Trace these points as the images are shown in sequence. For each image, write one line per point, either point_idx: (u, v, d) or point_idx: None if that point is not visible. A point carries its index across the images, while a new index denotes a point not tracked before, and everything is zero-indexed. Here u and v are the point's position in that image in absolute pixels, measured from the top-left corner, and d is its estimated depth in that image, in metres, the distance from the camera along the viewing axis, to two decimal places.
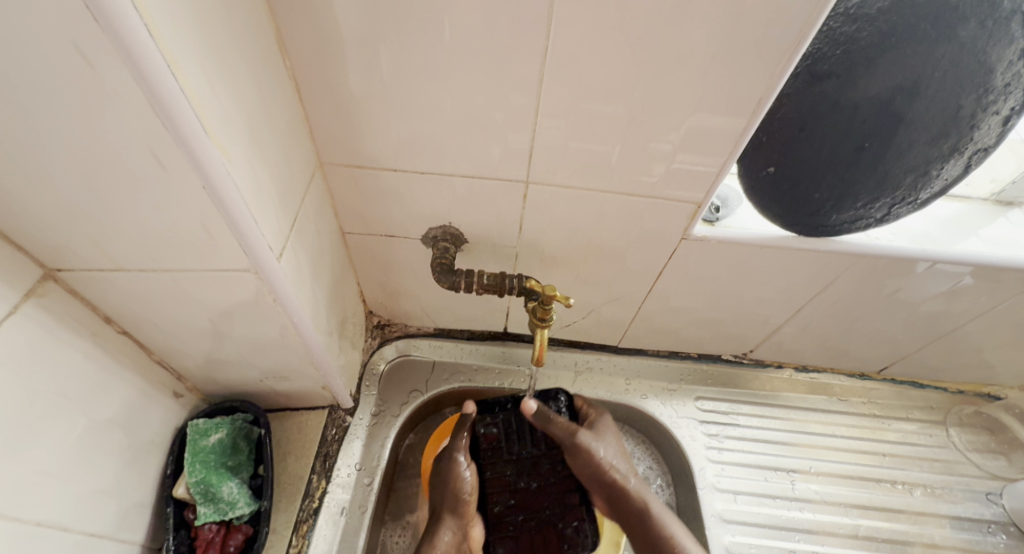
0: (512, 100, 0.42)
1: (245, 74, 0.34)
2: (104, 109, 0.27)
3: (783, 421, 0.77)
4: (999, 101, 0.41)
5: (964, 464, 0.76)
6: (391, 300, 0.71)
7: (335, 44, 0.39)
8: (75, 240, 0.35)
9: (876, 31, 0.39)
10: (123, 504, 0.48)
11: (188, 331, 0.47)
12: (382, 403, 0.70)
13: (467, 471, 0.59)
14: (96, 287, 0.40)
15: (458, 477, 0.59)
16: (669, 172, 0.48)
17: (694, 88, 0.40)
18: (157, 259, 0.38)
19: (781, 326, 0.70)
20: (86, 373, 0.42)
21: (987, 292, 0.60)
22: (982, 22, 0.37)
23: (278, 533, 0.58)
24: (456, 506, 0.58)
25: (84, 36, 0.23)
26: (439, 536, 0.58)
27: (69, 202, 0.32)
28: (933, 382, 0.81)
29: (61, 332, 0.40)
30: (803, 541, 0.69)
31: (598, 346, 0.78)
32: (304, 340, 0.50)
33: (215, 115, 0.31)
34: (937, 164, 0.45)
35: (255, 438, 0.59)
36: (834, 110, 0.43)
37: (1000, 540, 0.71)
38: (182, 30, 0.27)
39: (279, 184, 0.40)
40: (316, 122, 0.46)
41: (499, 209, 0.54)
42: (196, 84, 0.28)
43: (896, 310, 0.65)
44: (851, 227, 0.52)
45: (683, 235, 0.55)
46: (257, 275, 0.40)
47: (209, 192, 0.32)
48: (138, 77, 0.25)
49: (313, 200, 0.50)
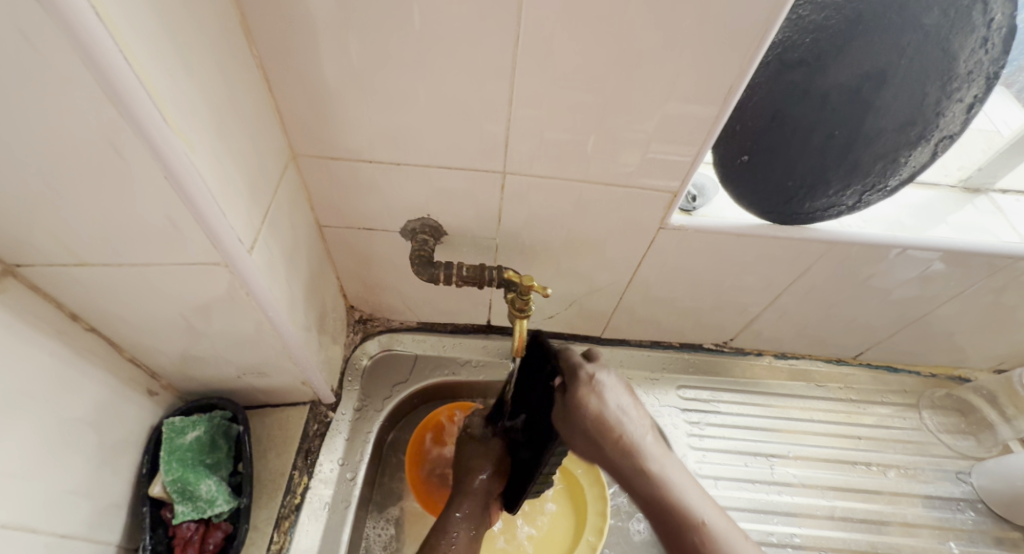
0: (486, 90, 0.42)
1: (208, 63, 0.33)
2: (56, 99, 0.26)
3: (763, 407, 0.79)
4: (962, 89, 0.42)
5: (935, 445, 0.79)
6: (371, 294, 0.70)
7: (303, 33, 0.38)
8: (36, 236, 0.35)
9: (844, 19, 0.40)
10: (97, 504, 0.47)
11: (159, 328, 0.46)
12: (365, 398, 0.70)
13: (484, 475, 0.63)
14: (60, 283, 0.39)
15: (474, 478, 0.63)
16: (645, 162, 0.48)
17: (665, 78, 0.40)
18: (123, 254, 0.37)
19: (759, 314, 0.71)
20: (49, 370, 0.41)
21: (956, 277, 0.62)
22: (945, 10, 0.38)
23: (259, 530, 0.57)
24: (468, 494, 0.62)
25: (28, 21, 0.23)
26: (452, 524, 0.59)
27: (26, 195, 0.31)
28: (907, 366, 0.84)
29: (23, 329, 0.39)
30: (782, 523, 0.70)
31: (581, 337, 0.79)
32: (280, 334, 0.50)
33: (176, 106, 0.30)
34: (905, 151, 0.46)
35: (234, 436, 0.58)
36: (805, 98, 0.43)
37: (969, 517, 0.73)
38: (139, 18, 0.26)
39: (248, 176, 0.40)
40: (287, 113, 0.45)
41: (478, 202, 0.54)
42: (153, 74, 0.27)
43: (870, 296, 0.66)
44: (824, 214, 0.53)
45: (660, 224, 0.55)
46: (228, 269, 0.39)
47: (173, 184, 0.32)
48: (90, 67, 0.24)
49: (287, 193, 0.49)
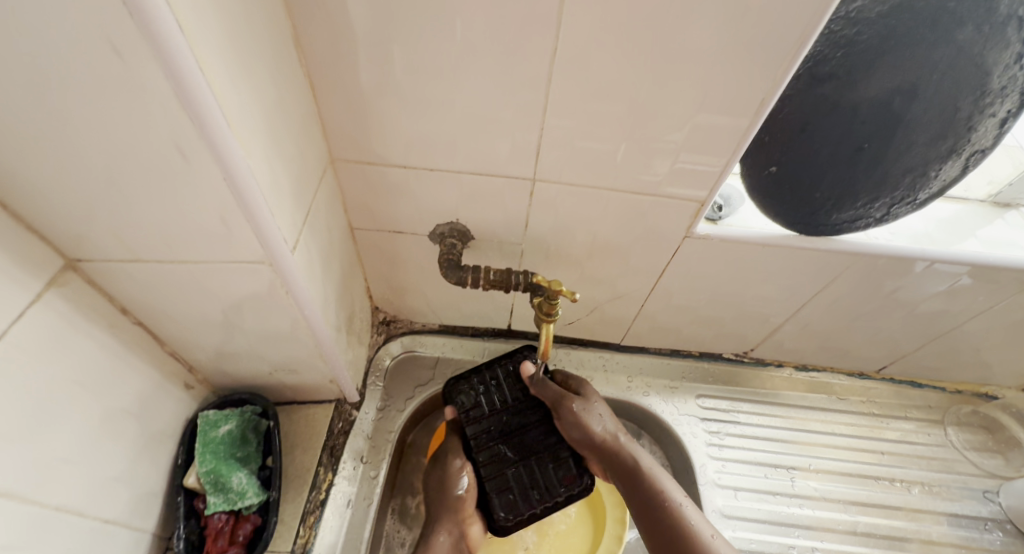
0: (521, 99, 0.43)
1: (263, 70, 0.35)
2: (133, 104, 0.28)
3: (783, 419, 0.78)
4: (996, 105, 0.42)
5: (962, 463, 0.77)
6: (396, 296, 0.72)
7: (349, 42, 0.40)
8: (98, 231, 0.37)
9: (876, 34, 0.40)
10: (136, 491, 0.49)
11: (201, 322, 0.48)
12: (387, 398, 0.71)
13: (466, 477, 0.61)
14: (114, 277, 0.41)
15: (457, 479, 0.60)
16: (673, 171, 0.49)
17: (697, 89, 0.41)
18: (175, 251, 0.39)
19: (781, 325, 0.71)
20: (98, 362, 0.43)
21: (985, 292, 0.61)
22: (979, 26, 0.38)
23: (285, 523, 0.59)
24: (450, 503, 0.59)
25: (117, 31, 0.24)
26: (436, 536, 0.58)
27: (93, 191, 0.33)
28: (932, 382, 0.82)
29: (79, 321, 0.41)
30: (803, 536, 0.69)
31: (600, 344, 0.79)
32: (314, 333, 0.51)
33: (237, 111, 0.32)
34: (935, 165, 0.46)
35: (264, 430, 0.60)
36: (836, 110, 0.44)
37: (996, 538, 0.72)
38: (208, 28, 0.28)
39: (293, 180, 0.41)
40: (328, 120, 0.47)
41: (507, 207, 0.55)
42: (219, 81, 0.29)
43: (896, 309, 0.66)
44: (851, 226, 0.53)
45: (686, 233, 0.56)
46: (272, 268, 0.41)
47: (230, 186, 0.33)
48: (166, 73, 0.26)
49: (325, 196, 0.51)
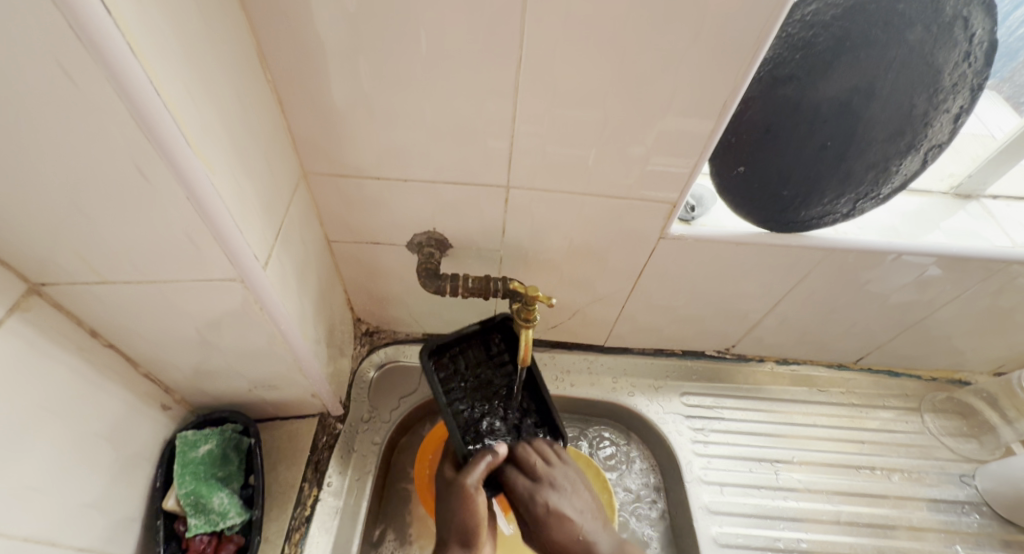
0: (490, 109, 0.44)
1: (224, 86, 0.35)
2: (92, 127, 0.28)
3: (767, 413, 0.79)
4: (948, 101, 0.43)
5: (938, 449, 0.79)
6: (378, 306, 0.72)
7: (316, 56, 0.40)
8: (61, 255, 0.36)
9: (831, 36, 0.41)
10: (113, 517, 0.48)
11: (175, 342, 0.47)
12: (373, 409, 0.71)
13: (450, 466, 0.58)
14: (81, 301, 0.41)
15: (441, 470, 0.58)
16: (644, 174, 0.49)
17: (661, 95, 0.42)
18: (142, 272, 0.38)
19: (760, 320, 0.72)
20: (67, 388, 0.42)
21: (952, 281, 0.63)
22: (928, 26, 0.40)
23: (269, 541, 0.58)
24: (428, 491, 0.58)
25: (66, 54, 0.24)
26: None
27: (54, 216, 0.32)
28: (908, 370, 0.84)
29: (45, 347, 0.40)
30: (789, 528, 0.70)
31: (584, 346, 0.80)
32: (291, 348, 0.51)
33: (198, 129, 0.31)
34: (896, 160, 0.47)
35: (245, 449, 0.59)
36: (797, 111, 0.45)
37: (974, 520, 0.74)
38: (163, 47, 0.28)
39: (262, 195, 0.41)
40: (298, 133, 0.47)
41: (482, 215, 0.55)
42: (178, 99, 0.29)
43: (868, 302, 0.67)
44: (820, 222, 0.54)
45: (660, 235, 0.57)
46: (242, 284, 0.41)
47: (194, 205, 0.33)
48: (122, 95, 0.26)
49: (298, 209, 0.50)
